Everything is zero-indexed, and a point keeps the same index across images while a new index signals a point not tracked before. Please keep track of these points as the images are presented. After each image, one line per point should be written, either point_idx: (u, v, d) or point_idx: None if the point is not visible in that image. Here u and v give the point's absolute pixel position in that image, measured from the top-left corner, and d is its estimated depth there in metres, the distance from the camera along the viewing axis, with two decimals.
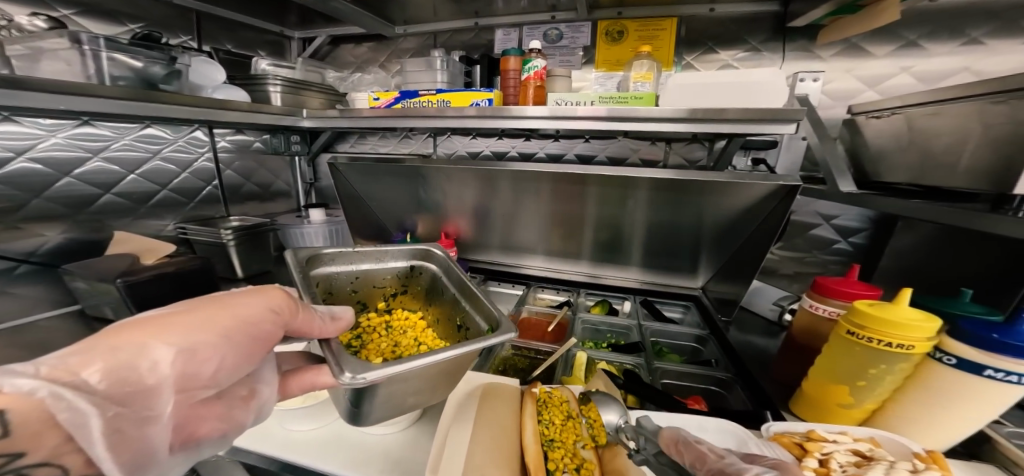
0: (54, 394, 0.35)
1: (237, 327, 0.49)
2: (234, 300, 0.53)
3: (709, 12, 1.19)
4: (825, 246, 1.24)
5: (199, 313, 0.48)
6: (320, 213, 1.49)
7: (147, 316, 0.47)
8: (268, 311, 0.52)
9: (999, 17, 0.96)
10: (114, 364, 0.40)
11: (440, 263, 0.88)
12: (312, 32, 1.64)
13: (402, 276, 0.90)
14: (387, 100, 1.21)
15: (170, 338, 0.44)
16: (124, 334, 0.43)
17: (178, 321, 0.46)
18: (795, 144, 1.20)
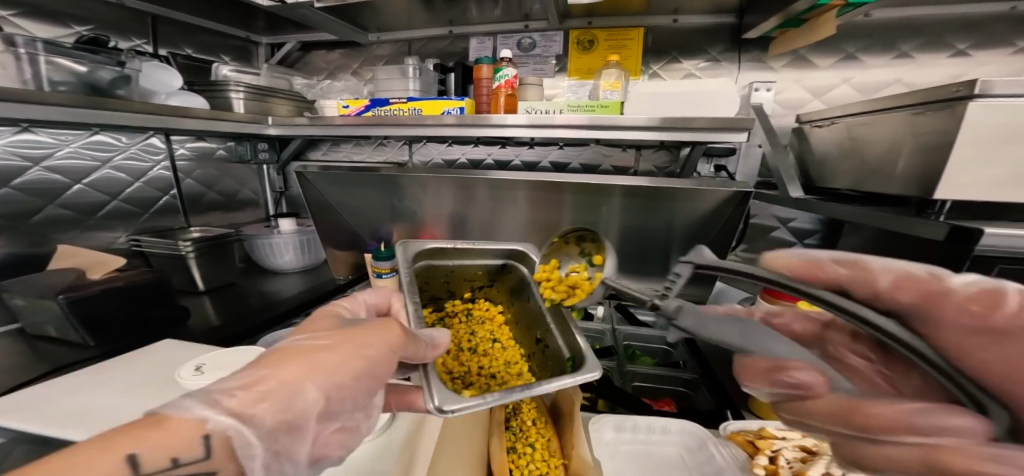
0: (217, 430, 0.36)
1: (378, 362, 0.49)
2: (365, 330, 0.51)
3: (673, 23, 1.24)
4: (784, 248, 1.29)
5: (341, 347, 0.48)
6: (290, 222, 1.44)
7: (312, 342, 0.47)
8: (385, 347, 0.50)
9: (924, 32, 1.03)
10: (264, 398, 0.40)
11: (531, 269, 0.84)
12: (281, 38, 1.61)
13: (492, 272, 0.92)
14: (356, 108, 1.16)
15: (312, 373, 0.44)
16: (288, 366, 0.43)
17: (328, 355, 0.46)
18: (752, 152, 1.26)
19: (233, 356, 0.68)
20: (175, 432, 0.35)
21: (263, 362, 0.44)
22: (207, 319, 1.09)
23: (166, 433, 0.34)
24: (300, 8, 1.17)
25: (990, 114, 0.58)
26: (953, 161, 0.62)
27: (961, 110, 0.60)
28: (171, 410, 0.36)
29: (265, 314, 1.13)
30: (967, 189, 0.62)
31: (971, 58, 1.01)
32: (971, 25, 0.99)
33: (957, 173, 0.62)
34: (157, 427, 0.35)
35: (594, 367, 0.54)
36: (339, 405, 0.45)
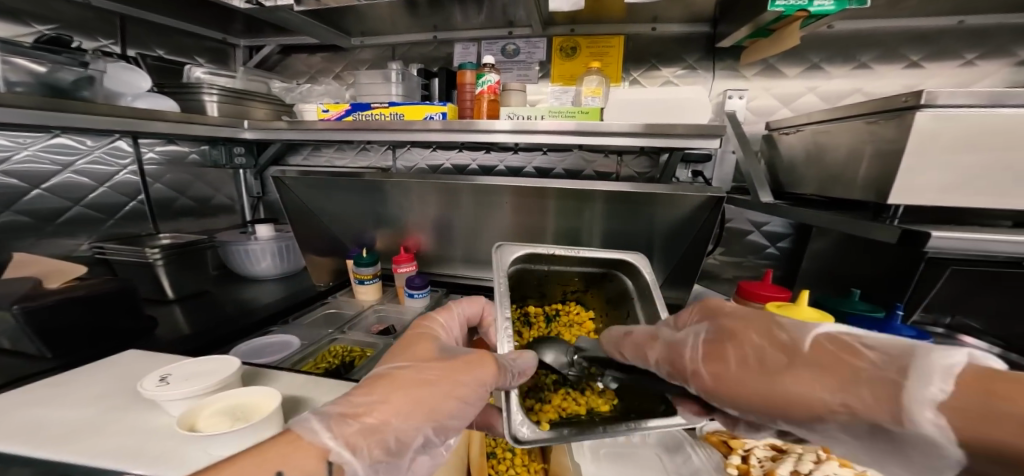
0: (336, 462, 0.43)
1: (473, 396, 0.53)
2: (460, 367, 0.55)
3: (652, 31, 1.27)
4: (758, 251, 1.32)
5: (437, 387, 0.53)
6: (268, 228, 1.40)
7: (412, 374, 0.54)
8: (479, 389, 0.53)
9: (881, 44, 1.08)
10: (371, 433, 0.47)
11: (639, 285, 0.71)
12: (259, 41, 1.58)
13: (591, 279, 0.78)
14: (337, 112, 1.15)
15: (410, 408, 0.50)
16: (391, 400, 0.50)
17: (426, 391, 0.52)
18: (726, 158, 1.29)
19: (202, 364, 0.65)
20: (308, 457, 0.42)
21: (375, 390, 0.51)
22: (176, 328, 1.05)
23: (304, 461, 0.42)
24: (279, 11, 1.16)
25: (937, 123, 0.61)
26: (904, 168, 0.65)
27: (909, 119, 0.63)
28: (306, 434, 0.45)
29: (240, 322, 1.10)
30: (919, 193, 0.65)
31: (924, 69, 1.06)
32: (923, 38, 1.05)
33: (907, 181, 0.65)
34: (295, 452, 0.43)
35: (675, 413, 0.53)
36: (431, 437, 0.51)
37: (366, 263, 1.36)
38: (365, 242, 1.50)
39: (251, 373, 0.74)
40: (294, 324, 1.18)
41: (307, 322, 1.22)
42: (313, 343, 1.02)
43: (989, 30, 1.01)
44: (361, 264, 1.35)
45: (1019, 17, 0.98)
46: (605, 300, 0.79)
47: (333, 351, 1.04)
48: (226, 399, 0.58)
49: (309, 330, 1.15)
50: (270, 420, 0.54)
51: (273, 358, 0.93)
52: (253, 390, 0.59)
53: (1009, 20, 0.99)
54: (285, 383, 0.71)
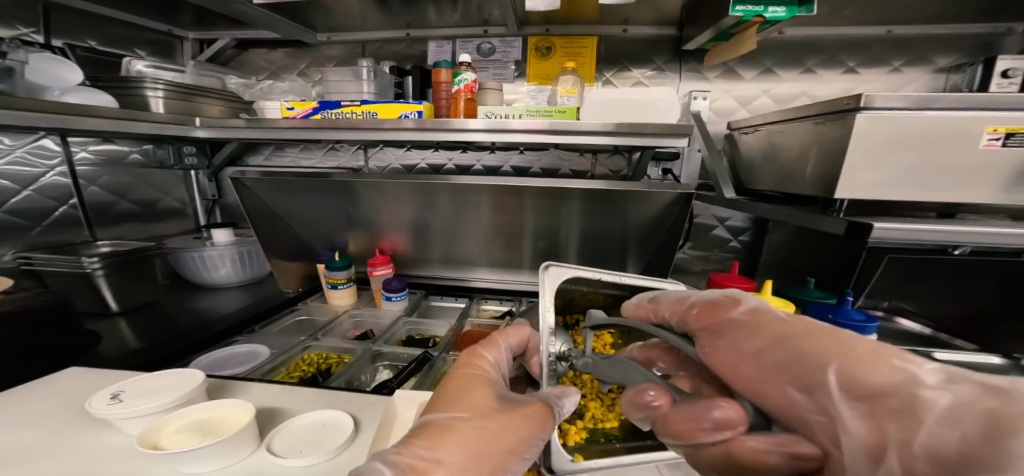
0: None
1: (533, 449, 0.51)
2: (516, 416, 0.51)
3: (623, 33, 1.32)
4: (723, 245, 1.40)
5: (495, 441, 0.49)
6: (226, 233, 1.32)
7: (473, 425, 0.50)
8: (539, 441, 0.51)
9: (823, 51, 1.18)
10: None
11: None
12: (211, 34, 1.47)
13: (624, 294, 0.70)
14: (304, 110, 1.10)
15: (474, 461, 0.47)
16: (456, 454, 0.47)
17: (490, 441, 0.49)
18: (693, 156, 1.36)
19: (161, 379, 0.60)
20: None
21: (430, 445, 0.47)
22: (122, 342, 0.94)
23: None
24: (237, 3, 1.09)
25: (874, 124, 0.67)
26: (847, 166, 0.71)
27: (850, 121, 0.69)
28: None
29: (199, 334, 1.02)
30: (861, 189, 0.72)
31: (859, 75, 1.17)
32: (858, 47, 1.15)
33: (850, 177, 0.71)
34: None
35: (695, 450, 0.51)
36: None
37: (338, 267, 1.30)
38: (337, 245, 1.44)
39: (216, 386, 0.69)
40: (261, 333, 1.11)
41: (275, 330, 1.16)
42: (284, 351, 0.96)
43: (914, 40, 1.12)
44: (333, 268, 1.29)
45: (940, 29, 1.09)
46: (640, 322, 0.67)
47: (308, 359, 0.99)
48: (194, 414, 0.54)
49: (279, 339, 1.08)
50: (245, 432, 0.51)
51: (240, 369, 0.87)
52: (225, 403, 0.55)
53: (930, 32, 1.10)
54: (256, 395, 0.67)
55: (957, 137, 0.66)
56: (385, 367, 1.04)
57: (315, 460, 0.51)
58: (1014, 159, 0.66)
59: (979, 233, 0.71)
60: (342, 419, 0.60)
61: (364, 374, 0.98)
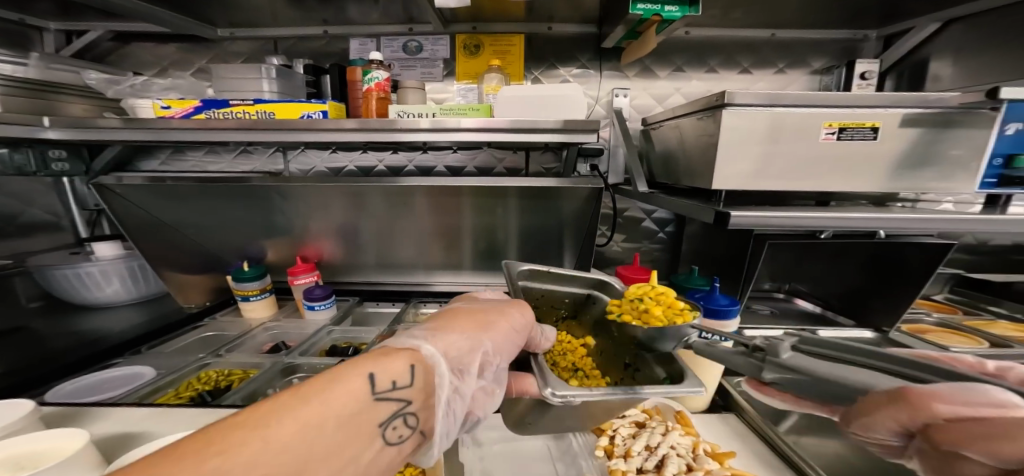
0: (424, 357, 0.47)
1: (521, 330, 0.59)
2: (501, 308, 0.61)
3: (548, 31, 1.33)
4: (651, 236, 1.46)
5: (483, 318, 0.58)
6: (112, 247, 1.16)
7: (469, 310, 0.60)
8: (523, 322, 0.60)
9: (722, 51, 1.28)
10: (446, 340, 0.51)
11: (624, 298, 0.71)
12: (79, 25, 1.31)
13: (578, 303, 0.77)
14: (183, 110, 0.99)
15: (474, 330, 0.55)
16: (455, 324, 0.55)
17: (483, 318, 0.57)
18: (617, 152, 1.40)
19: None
20: (396, 358, 0.45)
21: (427, 323, 0.56)
22: None
23: (393, 360, 0.45)
24: None
25: (737, 119, 0.74)
26: (721, 158, 0.76)
27: (719, 116, 0.75)
28: (391, 346, 0.47)
29: (61, 362, 0.90)
30: (731, 180, 0.78)
31: (752, 75, 1.27)
32: (750, 49, 1.26)
33: (722, 169, 0.77)
34: (383, 355, 0.45)
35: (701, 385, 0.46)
36: (492, 361, 0.53)
37: (248, 278, 1.19)
38: (254, 255, 1.32)
39: (65, 414, 0.66)
40: (149, 353, 0.99)
41: (170, 349, 1.04)
42: (173, 371, 0.88)
43: (793, 43, 1.24)
44: (243, 280, 1.19)
45: (815, 33, 1.22)
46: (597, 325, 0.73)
47: (204, 377, 0.90)
48: (20, 447, 0.52)
49: (171, 358, 0.98)
50: (78, 458, 0.49)
51: (113, 393, 0.81)
52: (60, 433, 0.53)
53: (807, 37, 1.22)
54: (115, 422, 0.64)
55: (806, 131, 0.74)
56: (299, 380, 0.96)
57: None
58: (846, 151, 0.75)
59: (838, 216, 0.82)
60: None
61: (272, 388, 0.90)
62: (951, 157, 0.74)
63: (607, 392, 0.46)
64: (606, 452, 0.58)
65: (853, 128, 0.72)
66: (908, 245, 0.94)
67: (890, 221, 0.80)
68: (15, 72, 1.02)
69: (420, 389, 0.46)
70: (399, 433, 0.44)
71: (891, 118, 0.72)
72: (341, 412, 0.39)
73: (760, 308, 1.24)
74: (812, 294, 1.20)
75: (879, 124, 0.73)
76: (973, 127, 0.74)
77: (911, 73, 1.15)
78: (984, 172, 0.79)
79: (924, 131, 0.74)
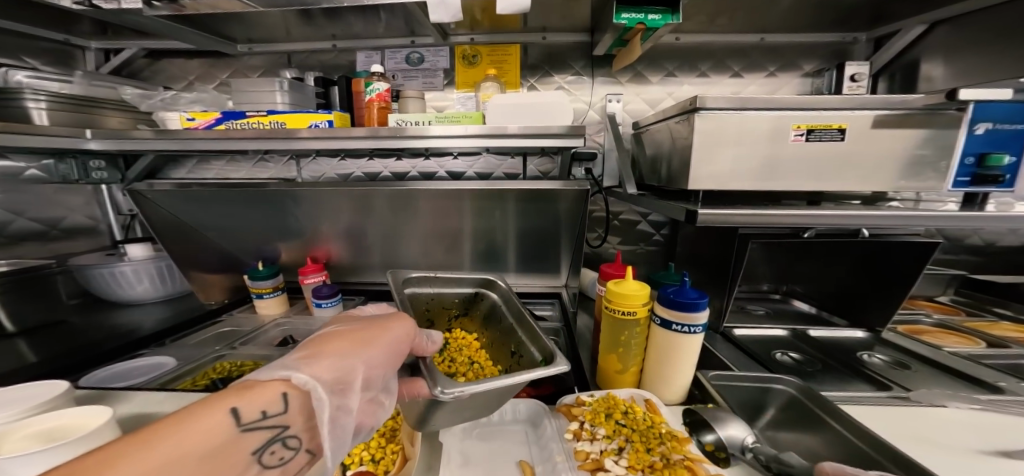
0: (296, 384, 0.48)
1: (405, 341, 0.62)
2: (384, 322, 0.64)
3: (542, 40, 1.37)
4: (647, 238, 1.48)
5: (367, 332, 0.60)
6: (143, 248, 1.27)
7: (348, 329, 0.61)
8: (406, 333, 0.63)
9: (712, 57, 1.33)
10: (323, 362, 0.52)
11: (501, 293, 0.93)
12: (116, 43, 1.43)
13: (466, 301, 0.96)
14: (206, 121, 1.08)
15: (356, 345, 0.56)
16: (332, 345, 0.56)
17: (363, 335, 0.59)
18: (611, 156, 1.44)
19: (36, 389, 0.64)
20: (263, 390, 0.46)
21: (308, 344, 0.57)
22: (20, 358, 0.97)
23: (259, 393, 0.46)
24: (130, 14, 1.09)
25: (711, 121, 0.80)
26: (695, 160, 0.82)
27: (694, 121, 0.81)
28: (256, 379, 0.48)
29: (96, 351, 1.00)
30: (708, 180, 0.83)
31: (744, 79, 1.33)
32: (740, 53, 1.31)
33: (698, 171, 0.83)
34: (248, 390, 0.46)
35: (561, 362, 0.62)
36: (377, 374, 0.55)
37: (262, 276, 1.28)
38: (268, 256, 1.41)
39: (97, 395, 0.74)
40: (173, 345, 1.08)
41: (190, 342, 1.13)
42: (192, 361, 0.96)
43: (783, 47, 1.30)
44: (258, 278, 1.27)
45: (802, 38, 1.27)
46: (482, 318, 0.95)
47: (219, 368, 0.98)
48: (54, 420, 0.58)
49: (191, 349, 1.06)
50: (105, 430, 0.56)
51: (140, 379, 0.90)
52: (88, 409, 0.60)
53: (797, 40, 1.28)
54: (139, 402, 0.72)
55: (777, 132, 0.80)
56: None
57: None
58: (820, 152, 0.80)
59: (823, 215, 0.83)
60: None
61: None
62: (918, 157, 0.78)
63: (490, 383, 0.54)
64: (575, 435, 0.66)
65: (821, 129, 0.77)
66: (896, 245, 0.96)
67: (874, 219, 0.81)
68: (63, 89, 1.13)
69: (297, 412, 0.48)
70: (281, 455, 0.47)
71: (861, 120, 0.77)
72: (204, 447, 0.40)
73: (755, 308, 1.23)
74: (807, 294, 1.19)
75: (847, 125, 0.78)
76: (945, 127, 0.77)
77: (903, 73, 1.21)
78: (957, 172, 0.82)
79: (895, 130, 0.78)
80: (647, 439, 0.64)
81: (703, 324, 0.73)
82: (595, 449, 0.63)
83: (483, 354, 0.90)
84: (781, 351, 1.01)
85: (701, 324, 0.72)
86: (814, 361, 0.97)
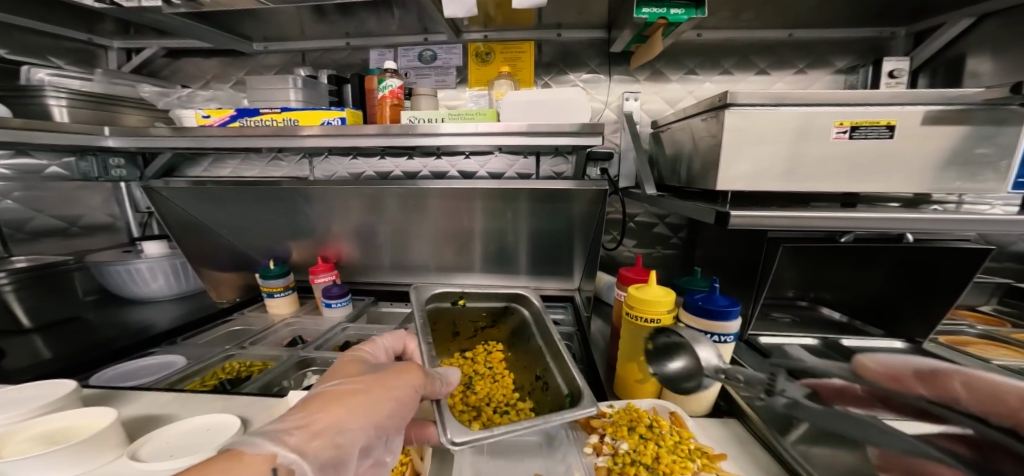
0: (284, 464, 0.46)
1: (410, 399, 0.57)
2: (385, 378, 0.59)
3: (558, 37, 1.34)
4: (664, 241, 1.43)
5: (365, 398, 0.55)
6: (158, 246, 1.28)
7: (349, 387, 0.57)
8: (412, 391, 0.58)
9: (736, 53, 1.28)
10: (313, 438, 0.50)
11: (532, 311, 0.89)
12: (137, 43, 1.45)
13: (495, 313, 0.95)
14: (220, 118, 1.07)
15: (349, 415, 0.53)
16: (330, 411, 0.53)
17: (359, 399, 0.55)
18: (627, 155, 1.39)
19: (40, 390, 0.63)
20: (251, 465, 0.44)
21: (311, 405, 0.54)
22: (36, 353, 0.97)
23: (246, 468, 0.43)
24: (148, 12, 1.09)
25: (740, 118, 0.75)
26: (723, 161, 0.77)
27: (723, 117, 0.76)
28: (246, 449, 0.45)
29: (107, 348, 1.00)
30: (738, 180, 0.78)
31: (771, 76, 1.27)
32: (768, 50, 1.26)
33: (727, 170, 0.78)
34: (235, 459, 0.44)
35: (591, 404, 0.56)
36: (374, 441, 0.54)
37: (274, 275, 1.27)
38: (280, 255, 1.41)
39: (103, 395, 0.73)
40: (183, 344, 1.08)
41: (201, 341, 1.12)
42: (201, 360, 0.95)
43: (813, 44, 1.24)
44: (269, 277, 1.26)
45: (834, 33, 1.22)
46: (509, 333, 0.94)
47: (229, 367, 0.97)
48: (54, 423, 0.57)
49: (203, 348, 1.06)
50: (105, 436, 0.54)
51: (150, 378, 0.89)
52: (89, 411, 0.59)
53: (828, 36, 1.22)
54: (146, 404, 0.71)
55: (817, 129, 0.74)
56: (312, 373, 0.99)
57: (181, 463, 0.53)
58: (863, 150, 0.74)
59: (863, 218, 0.77)
60: (226, 418, 0.64)
61: (287, 380, 0.94)
62: (977, 155, 0.72)
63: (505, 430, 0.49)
64: (595, 449, 0.64)
65: (867, 125, 0.72)
66: (943, 252, 0.92)
67: (919, 224, 0.76)
68: (83, 86, 1.13)
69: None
70: None
71: (911, 116, 0.72)
72: None
73: (780, 315, 1.12)
74: (837, 302, 1.08)
75: (896, 121, 0.73)
76: (1002, 123, 0.72)
77: (946, 69, 1.14)
78: (1016, 172, 0.75)
79: (943, 127, 0.72)
80: (676, 456, 0.61)
81: (734, 334, 0.69)
82: (616, 464, 0.60)
83: (508, 372, 0.87)
84: None
85: (731, 334, 0.67)
86: None
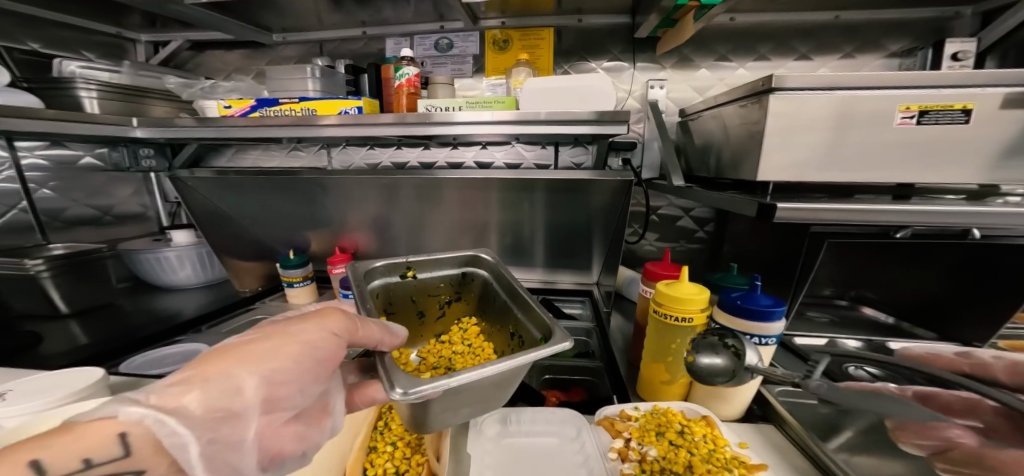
0: (133, 425, 0.35)
1: (322, 343, 0.48)
2: (293, 325, 0.49)
3: (579, 23, 1.28)
4: (689, 236, 1.37)
5: (267, 344, 0.45)
6: (186, 234, 1.32)
7: (246, 339, 0.46)
8: (328, 334, 0.48)
9: (773, 38, 1.19)
10: (190, 393, 0.38)
11: (490, 269, 0.85)
12: (163, 35, 1.47)
13: (454, 283, 0.88)
14: (241, 108, 1.08)
15: (241, 365, 0.43)
16: (216, 363, 0.42)
17: (259, 346, 0.45)
18: (652, 145, 1.33)
19: (70, 378, 0.65)
20: (88, 429, 0.34)
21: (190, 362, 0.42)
22: (72, 338, 1.01)
23: (86, 435, 0.34)
24: (172, 4, 1.09)
25: (786, 104, 0.68)
26: (765, 150, 0.71)
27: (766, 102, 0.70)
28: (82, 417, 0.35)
29: (137, 336, 1.02)
30: (780, 171, 0.72)
31: (813, 62, 1.18)
32: (810, 34, 1.17)
33: (768, 161, 0.72)
34: (64, 431, 0.34)
35: (566, 338, 0.54)
36: (283, 392, 0.44)
37: (293, 265, 1.28)
38: (299, 245, 1.42)
39: (131, 382, 0.74)
40: (208, 332, 1.10)
41: (225, 329, 1.15)
42: None
43: (861, 25, 1.14)
44: (289, 267, 1.27)
45: (888, 13, 1.11)
46: (476, 300, 0.89)
47: None
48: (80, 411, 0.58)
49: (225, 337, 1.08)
50: None
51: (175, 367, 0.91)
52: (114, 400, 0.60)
53: (879, 17, 1.12)
54: None
55: (873, 114, 0.67)
56: None
57: None
58: (928, 137, 0.67)
59: (922, 212, 0.70)
60: None
61: None
62: None
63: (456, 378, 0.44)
64: (620, 454, 0.60)
65: (938, 109, 0.64)
66: (1009, 250, 0.85)
67: (992, 219, 0.68)
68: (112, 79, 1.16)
69: (159, 447, 0.36)
70: None
71: (991, 99, 0.64)
72: None
73: (817, 315, 1.04)
74: (883, 302, 1.00)
75: (973, 105, 0.65)
76: None
77: (1019, 51, 1.02)
78: None
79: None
80: (709, 464, 0.57)
81: (775, 335, 0.64)
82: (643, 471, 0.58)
83: (484, 341, 0.85)
84: (854, 366, 0.90)
85: (772, 335, 0.62)
86: (897, 378, 0.85)
